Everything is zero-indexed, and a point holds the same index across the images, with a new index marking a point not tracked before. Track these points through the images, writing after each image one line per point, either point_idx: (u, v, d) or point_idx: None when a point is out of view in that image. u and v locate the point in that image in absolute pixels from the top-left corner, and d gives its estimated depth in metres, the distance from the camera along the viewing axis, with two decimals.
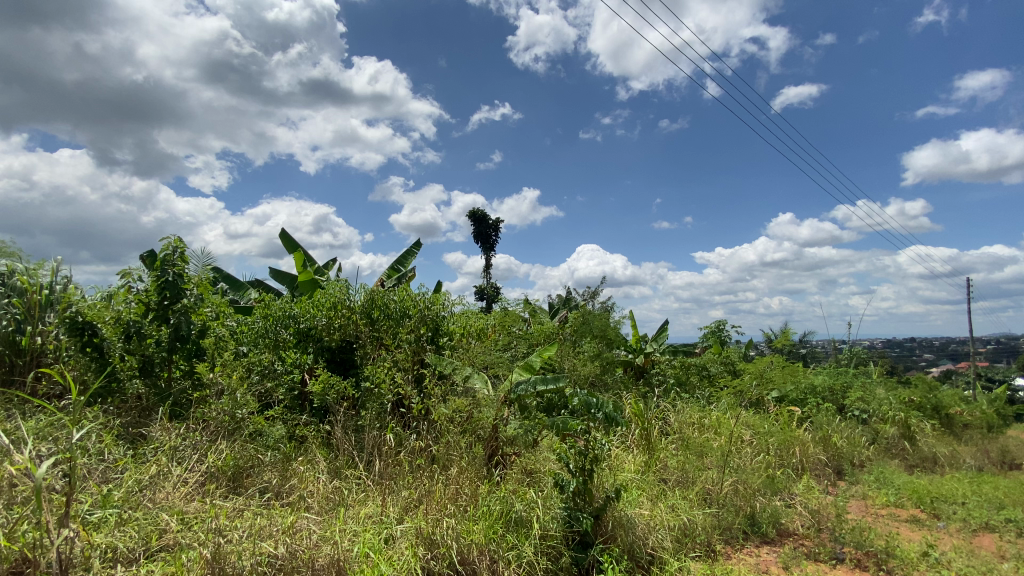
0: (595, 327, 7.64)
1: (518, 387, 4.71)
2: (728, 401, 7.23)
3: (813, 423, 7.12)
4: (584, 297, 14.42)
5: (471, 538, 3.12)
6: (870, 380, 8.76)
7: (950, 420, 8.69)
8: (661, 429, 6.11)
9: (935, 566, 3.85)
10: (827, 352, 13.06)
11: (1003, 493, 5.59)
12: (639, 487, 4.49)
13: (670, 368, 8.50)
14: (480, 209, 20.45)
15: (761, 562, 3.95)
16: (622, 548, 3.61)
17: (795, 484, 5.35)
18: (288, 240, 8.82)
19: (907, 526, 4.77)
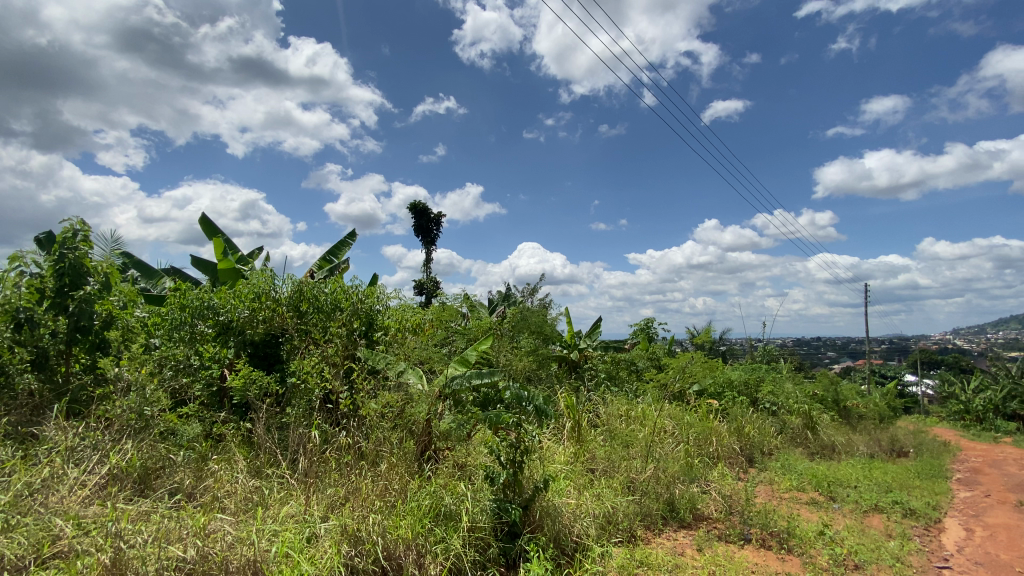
0: (532, 323, 7.78)
1: (452, 382, 4.58)
2: (653, 394, 7.63)
3: (729, 415, 7.68)
4: (523, 293, 14.62)
5: (398, 533, 3.10)
6: (779, 375, 9.56)
7: (847, 411, 9.64)
8: (591, 420, 6.34)
9: (828, 544, 4.28)
10: (745, 350, 14.07)
11: (886, 476, 6.30)
12: (567, 478, 4.63)
13: (602, 363, 8.82)
14: (420, 202, 20.12)
15: (677, 545, 4.20)
16: (548, 537, 3.72)
17: (711, 471, 5.74)
18: (209, 225, 8.28)
19: (806, 507, 5.25)
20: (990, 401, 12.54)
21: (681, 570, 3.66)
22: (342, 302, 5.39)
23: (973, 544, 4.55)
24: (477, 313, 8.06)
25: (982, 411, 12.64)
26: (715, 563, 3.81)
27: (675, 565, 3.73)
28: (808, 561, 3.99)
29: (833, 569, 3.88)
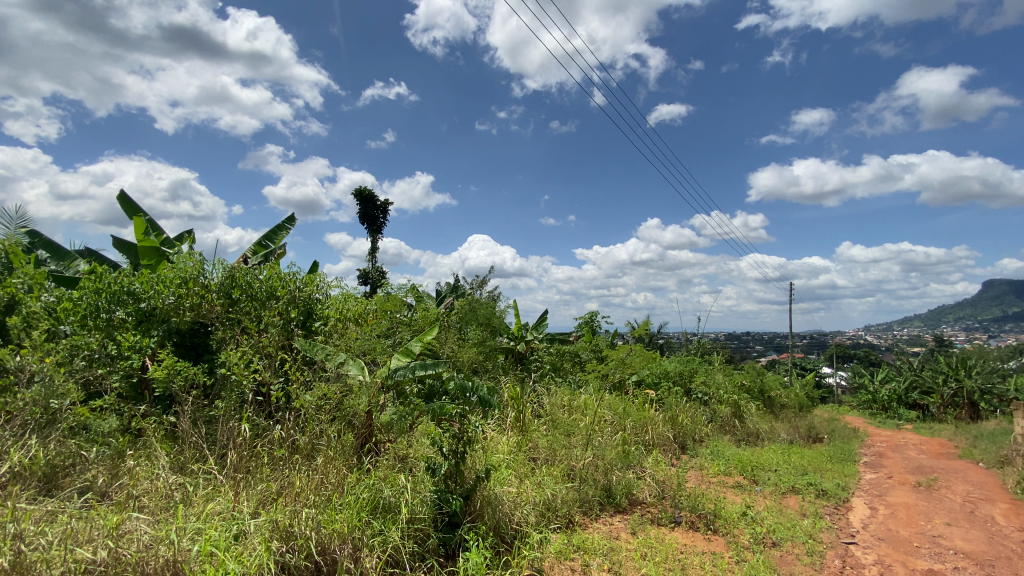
0: (479, 316, 7.77)
1: (396, 372, 4.56)
2: (595, 385, 7.86)
3: (664, 404, 8.03)
4: (471, 284, 14.58)
5: (332, 528, 3.01)
6: (711, 367, 10.12)
7: (772, 400, 10.35)
8: (534, 410, 6.43)
9: (749, 524, 4.60)
10: (681, 343, 14.78)
11: (803, 460, 6.83)
12: (509, 467, 4.69)
13: (547, 355, 8.97)
14: (366, 188, 19.50)
15: (613, 529, 4.37)
16: (488, 525, 3.76)
17: (646, 458, 6.00)
18: (130, 203, 7.65)
19: (732, 490, 5.61)
20: (893, 392, 13.85)
21: (615, 553, 3.82)
22: (279, 291, 5.22)
23: (877, 521, 5.01)
24: (423, 304, 7.95)
25: (887, 401, 13.94)
26: (647, 544, 3.99)
27: (610, 549, 3.88)
28: (731, 540, 4.26)
29: (753, 546, 4.17)
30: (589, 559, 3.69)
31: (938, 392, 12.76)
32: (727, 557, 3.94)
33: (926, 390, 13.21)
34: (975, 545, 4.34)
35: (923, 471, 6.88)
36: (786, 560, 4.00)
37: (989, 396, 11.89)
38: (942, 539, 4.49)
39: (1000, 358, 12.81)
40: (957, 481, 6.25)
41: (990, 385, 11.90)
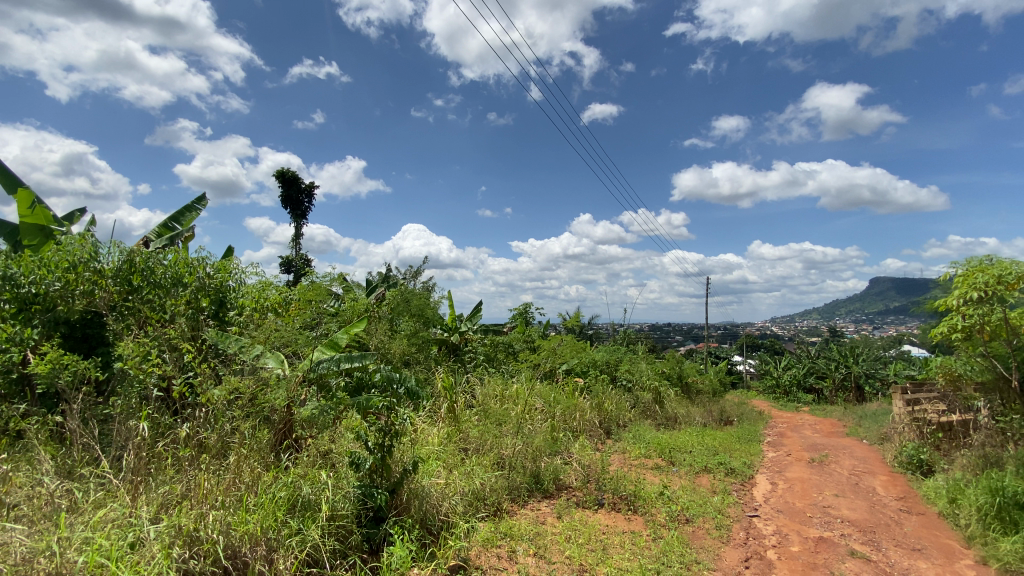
0: (411, 306, 7.60)
1: (318, 366, 4.32)
2: (526, 374, 7.99)
3: (592, 392, 8.33)
4: (403, 274, 14.25)
5: (244, 529, 2.85)
6: (636, 356, 10.63)
7: (689, 387, 11.06)
8: (466, 401, 6.41)
9: (666, 502, 4.90)
10: (609, 333, 15.40)
11: (715, 441, 7.36)
12: (439, 458, 4.64)
13: (480, 346, 8.97)
14: (290, 170, 18.39)
15: (539, 515, 4.47)
16: (414, 517, 3.71)
17: (573, 444, 6.19)
18: (6, 176, 6.71)
19: (651, 472, 5.94)
20: (793, 377, 15.22)
21: (541, 537, 3.92)
22: (185, 277, 4.83)
23: (777, 495, 5.52)
24: (352, 294, 7.64)
25: (788, 385, 15.27)
26: (571, 527, 4.13)
27: (536, 533, 3.97)
28: (649, 519, 4.50)
29: (669, 523, 4.44)
30: (516, 545, 3.76)
31: (830, 377, 14.20)
32: (644, 535, 4.16)
33: (821, 375, 14.66)
34: (858, 513, 4.88)
35: (816, 449, 7.65)
36: (698, 534, 4.29)
37: (872, 380, 13.46)
38: (831, 509, 5.02)
39: (881, 347, 14.47)
40: (844, 457, 7.01)
41: (874, 370, 13.51)
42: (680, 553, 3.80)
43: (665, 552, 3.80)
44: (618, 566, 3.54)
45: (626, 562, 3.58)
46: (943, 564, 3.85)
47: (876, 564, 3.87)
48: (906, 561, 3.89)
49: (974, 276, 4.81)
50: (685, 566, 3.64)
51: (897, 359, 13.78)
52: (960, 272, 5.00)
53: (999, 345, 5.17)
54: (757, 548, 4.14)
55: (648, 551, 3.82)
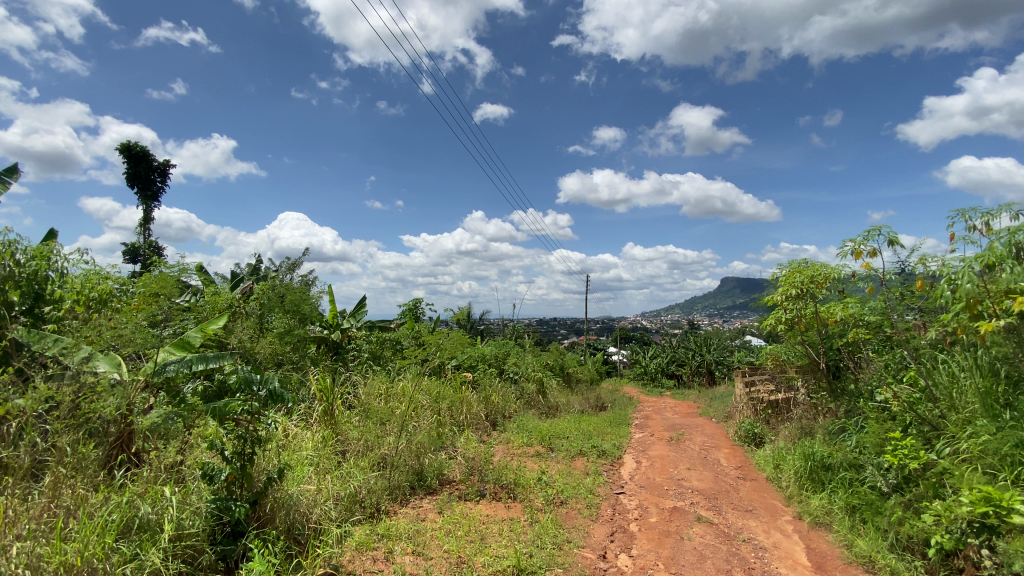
0: (286, 302, 6.96)
1: (165, 368, 3.79)
2: (412, 370, 7.83)
3: (479, 386, 8.43)
4: (279, 267, 13.12)
5: (60, 560, 2.43)
6: (522, 350, 10.99)
7: (570, 377, 11.71)
8: (347, 401, 6.11)
9: (544, 487, 5.15)
10: (499, 328, 15.74)
11: (591, 427, 7.89)
12: (312, 463, 4.36)
13: (365, 343, 8.61)
14: (139, 144, 15.89)
15: (420, 512, 4.41)
16: (279, 528, 3.47)
17: (458, 438, 6.22)
18: None
19: (532, 459, 6.18)
20: (659, 364, 16.84)
21: (419, 535, 3.87)
22: None
23: (640, 472, 6.08)
24: (213, 287, 6.83)
25: (655, 372, 16.86)
26: (451, 521, 4.14)
27: (415, 531, 3.91)
28: (527, 505, 4.68)
29: (545, 507, 4.66)
30: (392, 545, 3.67)
31: (688, 364, 16.02)
32: (522, 521, 4.32)
33: (680, 362, 16.43)
34: (705, 483, 5.56)
35: (674, 428, 8.56)
36: (570, 515, 4.56)
37: (721, 366, 15.49)
38: (684, 481, 5.65)
39: (728, 337, 16.61)
40: (697, 434, 7.94)
41: (722, 358, 15.55)
42: (553, 535, 4.01)
43: (539, 535, 3.98)
44: (495, 554, 3.62)
45: (502, 549, 3.68)
46: (768, 521, 4.54)
47: (717, 527, 4.44)
48: (740, 521, 4.53)
49: (794, 276, 5.74)
50: (557, 546, 3.85)
51: (739, 347, 15.95)
52: (784, 272, 5.92)
53: (811, 334, 6.18)
54: (621, 522, 4.52)
55: (523, 536, 3.97)
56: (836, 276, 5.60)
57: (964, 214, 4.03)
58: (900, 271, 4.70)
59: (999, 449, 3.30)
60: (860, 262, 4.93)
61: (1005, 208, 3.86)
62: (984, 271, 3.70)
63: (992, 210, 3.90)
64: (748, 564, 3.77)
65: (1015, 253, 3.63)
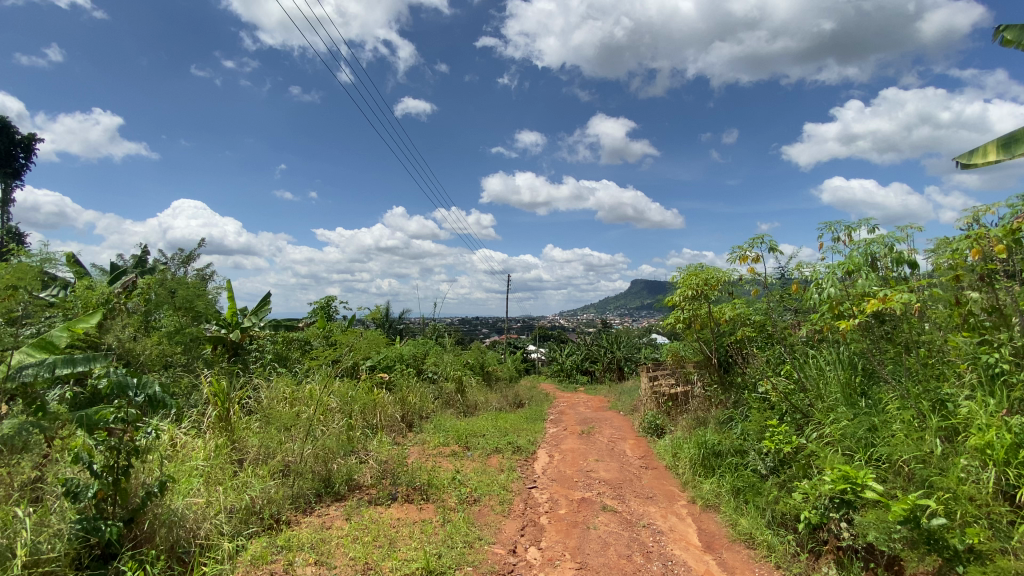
0: (176, 298, 6.33)
1: (20, 372, 3.29)
2: (322, 370, 7.44)
3: (394, 386, 8.22)
4: (171, 260, 11.92)
5: None
6: (441, 349, 10.88)
7: (490, 375, 11.79)
8: (247, 406, 5.68)
9: (458, 486, 5.13)
10: (419, 327, 15.47)
11: (508, 423, 7.98)
12: (202, 474, 3.99)
13: (270, 344, 8.07)
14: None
15: (326, 520, 4.21)
16: (159, 547, 3.15)
17: (370, 441, 6.01)
18: None
19: (447, 459, 6.14)
20: (574, 361, 17.48)
21: (323, 544, 3.69)
22: None
23: (552, 466, 6.27)
24: (87, 281, 6.04)
25: (570, 369, 17.46)
26: (359, 527, 4.00)
27: (318, 541, 3.72)
28: (440, 506, 4.63)
29: (458, 506, 4.64)
30: (293, 557, 3.47)
31: (601, 360, 16.79)
32: (433, 522, 4.27)
33: (593, 359, 17.18)
34: (612, 473, 5.86)
35: (586, 422, 8.92)
36: (483, 512, 4.59)
37: (630, 363, 16.37)
38: (592, 472, 5.91)
39: (637, 335, 17.58)
40: (606, 427, 8.33)
41: (631, 354, 16.43)
42: (464, 534, 4.01)
43: (451, 535, 3.95)
44: (403, 557, 3.55)
45: (411, 552, 3.61)
46: (666, 506, 4.88)
47: (620, 514, 4.69)
48: (641, 508, 4.82)
49: (690, 279, 6.20)
50: (468, 544, 3.86)
51: (646, 344, 16.95)
52: (682, 275, 6.38)
53: (706, 332, 6.73)
54: (532, 516, 4.63)
55: (434, 537, 3.93)
56: (726, 280, 6.14)
57: (831, 227, 4.61)
58: (781, 275, 5.26)
59: (854, 432, 3.80)
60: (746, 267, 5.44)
61: (863, 223, 4.49)
62: (845, 277, 4.24)
63: (853, 224, 4.50)
64: (647, 548, 4.01)
65: (869, 262, 4.20)
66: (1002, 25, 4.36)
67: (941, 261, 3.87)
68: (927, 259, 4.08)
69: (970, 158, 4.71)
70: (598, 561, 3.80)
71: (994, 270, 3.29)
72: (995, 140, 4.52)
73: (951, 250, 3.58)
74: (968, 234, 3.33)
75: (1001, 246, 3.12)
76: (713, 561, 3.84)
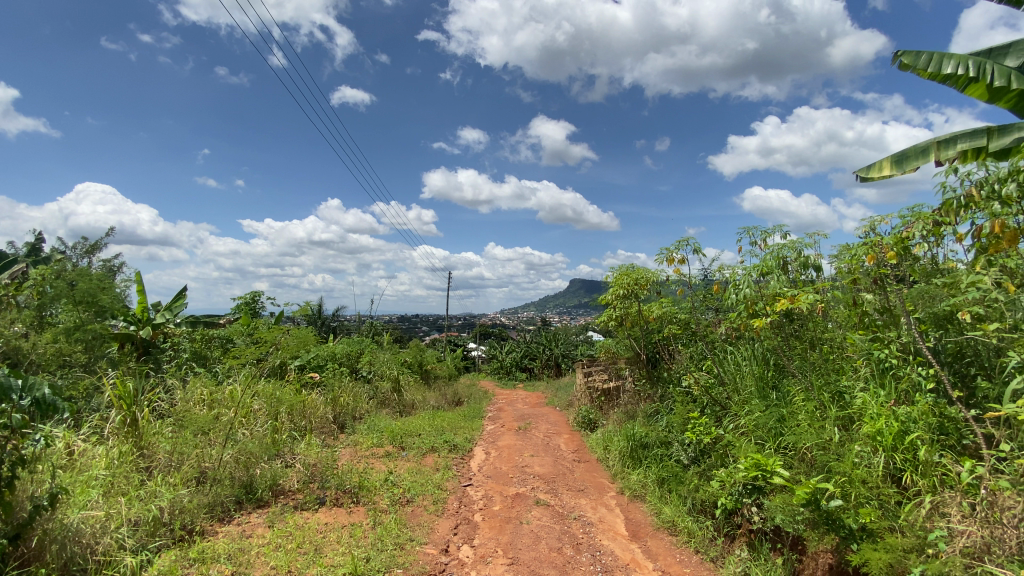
0: (76, 291, 5.50)
1: None
2: (246, 370, 7.02)
3: (326, 386, 7.90)
4: (71, 249, 10.76)
5: None
6: (377, 347, 10.59)
7: (428, 373, 11.63)
8: (158, 409, 5.25)
9: (390, 487, 5.01)
10: (355, 324, 14.98)
11: (445, 422, 7.91)
12: (103, 484, 3.64)
13: (186, 342, 7.50)
14: None
15: (246, 528, 3.97)
16: (50, 566, 2.87)
17: (297, 444, 5.73)
18: None
19: (381, 459, 5.99)
20: (514, 359, 17.61)
21: (242, 553, 3.48)
22: None
23: (488, 462, 6.29)
24: None
25: (510, 366, 17.59)
26: (282, 534, 3.80)
27: (236, 551, 3.51)
28: (371, 508, 4.50)
29: (389, 508, 4.54)
30: (208, 569, 3.24)
31: (540, 357, 17.05)
32: (364, 525, 4.14)
33: (533, 356, 17.42)
34: (546, 467, 5.97)
35: (522, 419, 9.01)
36: (415, 513, 4.52)
37: (568, 359, 16.73)
38: (527, 467, 6.00)
39: (575, 333, 17.99)
40: (542, 423, 8.46)
41: (569, 351, 16.80)
42: (395, 535, 3.93)
43: (381, 537, 3.86)
44: (329, 563, 3.42)
45: (338, 558, 3.49)
46: (596, 498, 5.04)
47: (553, 508, 4.78)
48: (573, 501, 4.95)
49: (622, 278, 6.44)
50: (399, 546, 3.78)
51: (583, 341, 17.40)
52: (615, 275, 6.60)
53: (636, 330, 7.01)
54: (466, 514, 4.62)
55: (364, 541, 3.81)
56: (655, 280, 6.43)
57: (749, 232, 4.95)
58: (705, 276, 5.58)
59: (766, 422, 4.10)
60: (673, 267, 5.71)
61: (776, 228, 4.86)
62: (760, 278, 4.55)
63: (768, 229, 4.86)
64: (577, 540, 4.12)
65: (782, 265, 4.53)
66: (899, 51, 4.87)
67: (842, 265, 4.24)
68: (831, 263, 4.46)
69: (868, 171, 5.22)
70: (529, 555, 3.86)
71: (885, 275, 3.64)
72: (889, 157, 5.03)
73: (850, 256, 3.93)
74: (866, 241, 3.65)
75: (892, 253, 3.44)
76: (638, 549, 4.01)
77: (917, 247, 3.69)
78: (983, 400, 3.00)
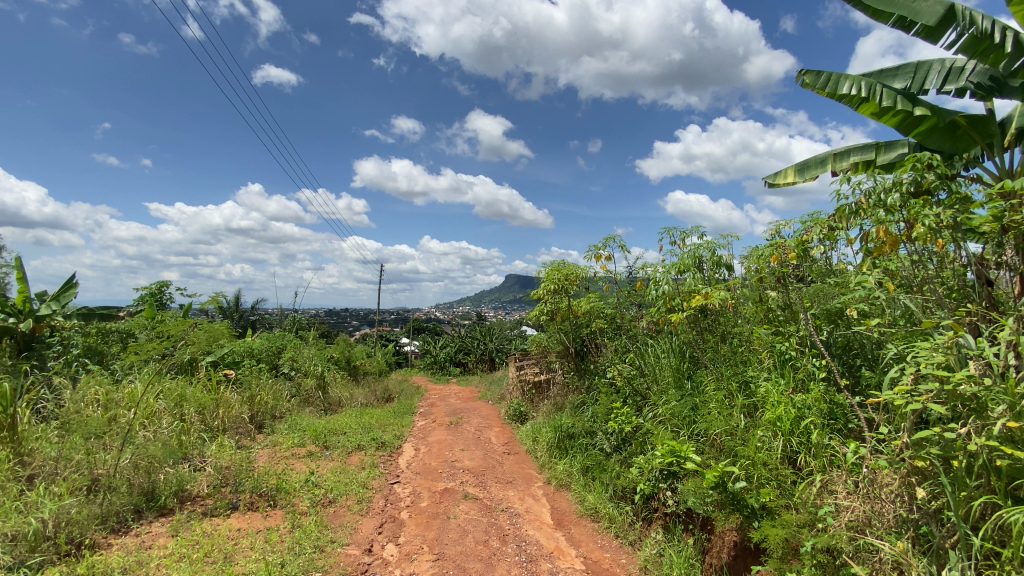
0: None
1: None
2: (150, 367, 6.43)
3: (243, 383, 7.41)
4: None
5: None
6: (301, 342, 10.09)
7: (357, 369, 11.25)
8: (41, 412, 4.68)
9: (311, 488, 4.80)
10: (278, 318, 14.19)
11: (372, 419, 7.68)
12: None
13: (78, 337, 6.73)
14: None
15: (146, 538, 3.65)
16: None
17: (207, 446, 5.33)
18: None
19: (302, 459, 5.72)
20: (447, 354, 17.45)
21: (140, 567, 3.18)
22: None
23: (417, 459, 6.19)
24: None
25: (443, 361, 17.41)
26: (187, 544, 3.53)
27: (133, 564, 3.20)
28: (289, 511, 4.29)
29: (309, 510, 4.34)
30: None
31: (474, 352, 17.02)
32: (281, 529, 3.93)
33: (466, 350, 17.36)
34: (476, 461, 5.98)
35: (454, 413, 8.96)
36: (338, 514, 4.36)
37: (502, 354, 16.81)
38: (456, 462, 5.98)
39: (509, 328, 18.13)
40: (473, 417, 8.46)
41: (503, 345, 16.90)
42: (315, 538, 3.78)
43: (299, 540, 3.69)
44: (240, 571, 3.22)
45: (250, 565, 3.30)
46: (523, 489, 5.13)
47: (481, 501, 4.80)
48: (501, 493, 5.00)
49: (553, 274, 6.57)
50: (319, 548, 3.64)
51: (517, 336, 17.59)
52: (547, 270, 6.72)
53: (566, 325, 7.18)
54: (392, 512, 4.52)
55: (280, 546, 3.62)
56: (584, 276, 6.62)
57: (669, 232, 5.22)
58: (629, 273, 5.82)
59: (681, 411, 4.36)
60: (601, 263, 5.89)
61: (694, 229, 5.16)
62: (679, 275, 4.82)
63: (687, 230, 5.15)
64: (504, 532, 4.17)
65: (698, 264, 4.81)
66: (804, 70, 5.34)
67: (750, 264, 4.59)
68: (741, 263, 4.81)
69: (775, 178, 5.68)
70: (455, 550, 3.85)
71: (787, 274, 3.97)
72: (794, 165, 5.51)
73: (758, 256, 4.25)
74: (772, 243, 3.96)
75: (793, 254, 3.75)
76: (562, 537, 4.13)
77: (815, 250, 4.05)
78: (865, 387, 3.35)
